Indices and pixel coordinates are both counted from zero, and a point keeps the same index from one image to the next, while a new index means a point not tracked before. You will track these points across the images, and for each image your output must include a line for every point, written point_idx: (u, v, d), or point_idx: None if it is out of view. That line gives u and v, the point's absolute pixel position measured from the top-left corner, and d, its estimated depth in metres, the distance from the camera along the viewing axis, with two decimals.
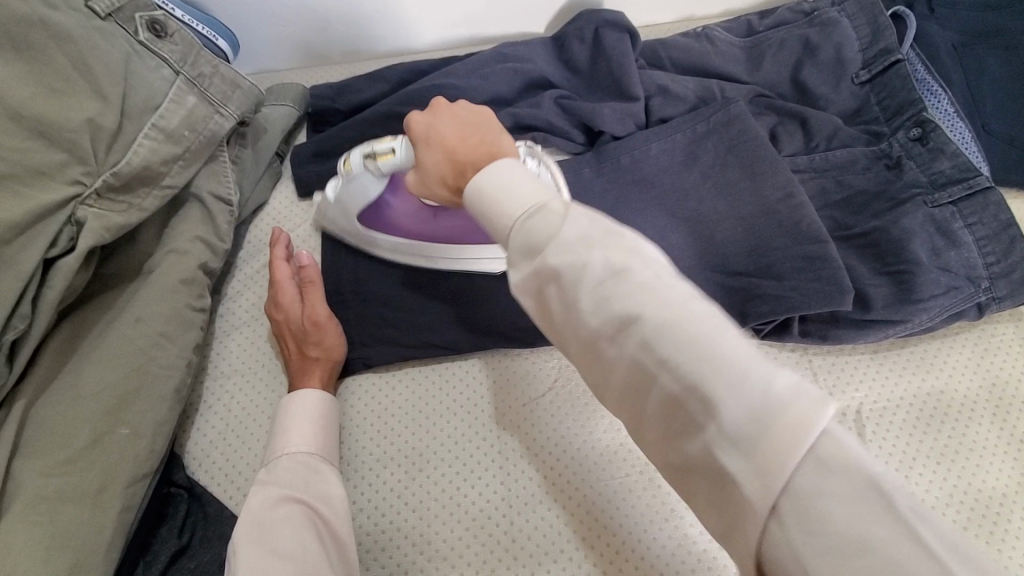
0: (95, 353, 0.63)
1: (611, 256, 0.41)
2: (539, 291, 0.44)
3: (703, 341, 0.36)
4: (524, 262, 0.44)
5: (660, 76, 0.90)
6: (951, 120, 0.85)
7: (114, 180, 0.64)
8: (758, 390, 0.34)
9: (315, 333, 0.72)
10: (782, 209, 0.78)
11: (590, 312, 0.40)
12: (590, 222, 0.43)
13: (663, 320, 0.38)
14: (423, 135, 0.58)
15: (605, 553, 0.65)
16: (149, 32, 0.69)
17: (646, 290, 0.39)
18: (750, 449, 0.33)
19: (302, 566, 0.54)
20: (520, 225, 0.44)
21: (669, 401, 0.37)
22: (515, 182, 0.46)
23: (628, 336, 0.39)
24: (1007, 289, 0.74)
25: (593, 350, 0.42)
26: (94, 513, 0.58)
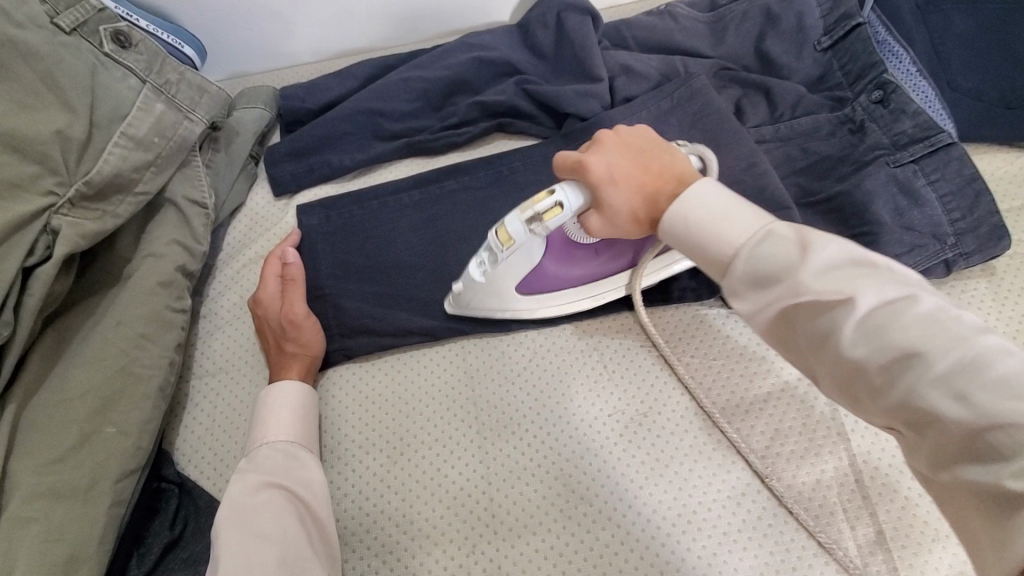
0: (80, 357, 0.65)
1: (885, 290, 0.40)
2: (780, 317, 0.43)
3: (1015, 380, 0.35)
4: (754, 291, 0.44)
5: (623, 55, 0.91)
6: (913, 79, 0.85)
7: (86, 189, 0.66)
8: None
9: (293, 331, 0.74)
10: (747, 178, 0.79)
11: (857, 341, 0.40)
12: (841, 248, 0.42)
13: (962, 359, 0.37)
14: (601, 174, 0.56)
15: (584, 523, 0.67)
16: (114, 43, 0.70)
17: (930, 325, 0.38)
18: None
19: (282, 549, 0.57)
20: (749, 254, 0.44)
21: (958, 434, 0.36)
22: (731, 213, 0.46)
23: (913, 369, 0.38)
24: (975, 244, 0.74)
25: (855, 376, 0.41)
26: (86, 508, 0.61)
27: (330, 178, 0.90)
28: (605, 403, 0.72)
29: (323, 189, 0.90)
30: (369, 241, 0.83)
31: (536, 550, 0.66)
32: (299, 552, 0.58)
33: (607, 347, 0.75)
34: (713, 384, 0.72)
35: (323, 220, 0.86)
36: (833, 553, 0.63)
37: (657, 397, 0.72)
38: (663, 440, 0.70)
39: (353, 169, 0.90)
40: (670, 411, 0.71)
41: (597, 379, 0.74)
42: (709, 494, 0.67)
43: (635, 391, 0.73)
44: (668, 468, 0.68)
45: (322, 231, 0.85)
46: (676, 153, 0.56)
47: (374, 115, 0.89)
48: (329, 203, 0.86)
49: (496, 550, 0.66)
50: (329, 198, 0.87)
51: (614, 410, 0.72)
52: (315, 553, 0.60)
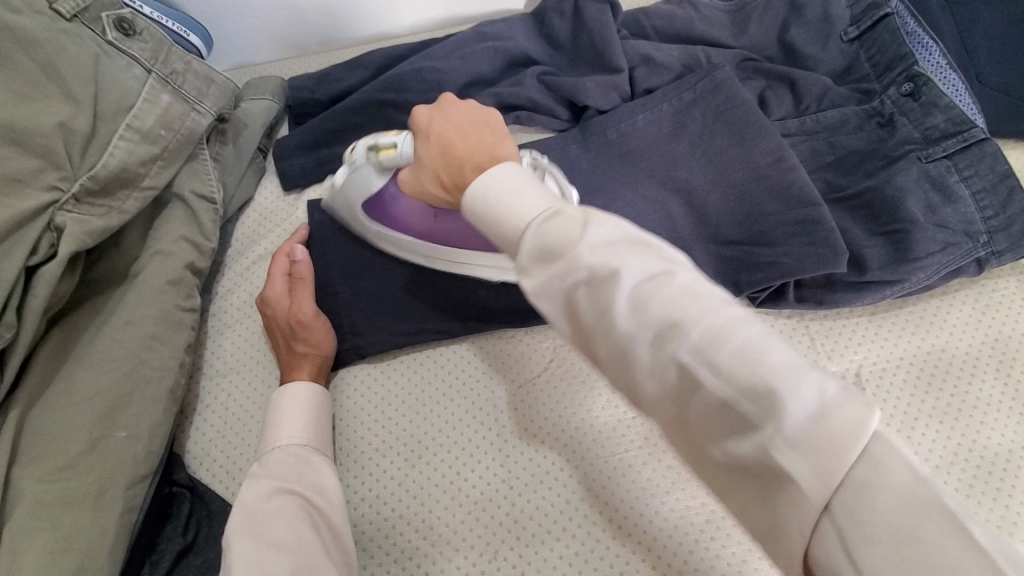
0: (86, 359, 0.63)
1: (648, 265, 0.41)
2: (565, 301, 0.43)
3: (750, 349, 0.36)
4: (540, 267, 0.43)
5: (643, 45, 0.88)
6: (944, 72, 0.82)
7: (91, 184, 0.63)
8: (789, 399, 0.34)
9: (303, 330, 0.72)
10: (773, 173, 0.77)
11: (627, 318, 0.40)
12: (615, 226, 0.43)
13: (709, 329, 0.37)
14: (423, 125, 0.59)
15: (610, 530, 0.65)
16: (117, 30, 0.67)
17: (688, 297, 0.39)
18: (808, 449, 0.33)
19: (299, 557, 0.55)
20: (534, 231, 0.43)
21: (708, 409, 0.37)
22: (523, 193, 0.46)
23: (674, 343, 0.38)
24: (1007, 242, 0.72)
25: (628, 358, 0.40)
26: (96, 516, 0.59)
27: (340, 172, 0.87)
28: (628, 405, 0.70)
29: (331, 183, 0.87)
30: None
31: (559, 557, 0.64)
32: (315, 560, 0.55)
33: None
34: None
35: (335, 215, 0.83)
36: None
37: None
38: None
39: None
40: None
41: None
42: None
43: None
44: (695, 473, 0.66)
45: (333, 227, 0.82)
46: (508, 137, 0.56)
47: (385, 106, 0.86)
48: None
49: (519, 556, 0.64)
50: None
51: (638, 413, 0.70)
52: (332, 562, 0.57)
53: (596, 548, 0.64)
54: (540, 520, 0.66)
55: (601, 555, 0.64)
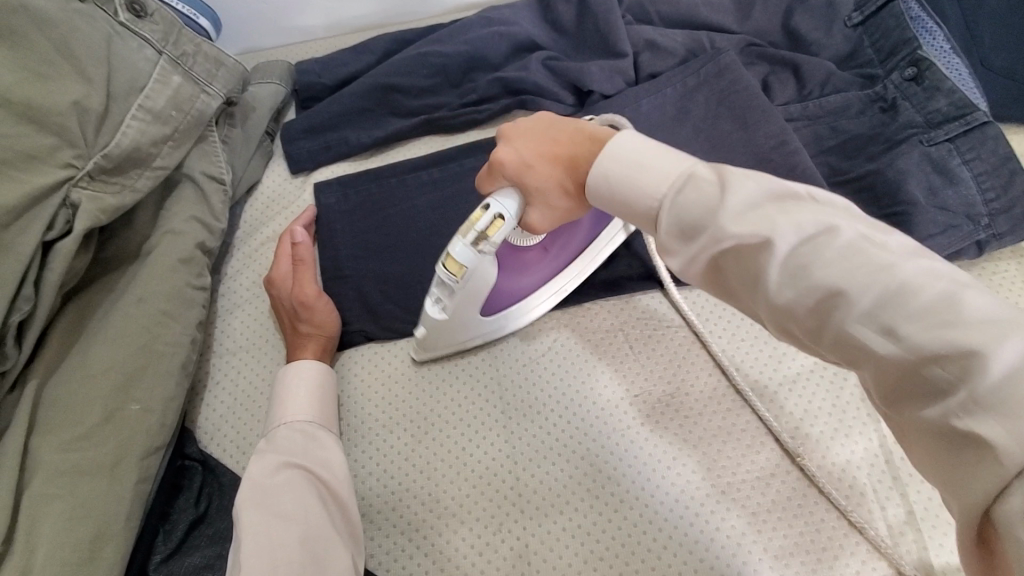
0: (101, 334, 0.64)
1: (804, 221, 0.38)
2: (711, 267, 0.43)
3: (938, 304, 0.33)
4: (684, 245, 0.43)
5: (648, 30, 0.89)
6: (947, 57, 0.82)
7: (105, 163, 0.64)
8: (985, 357, 0.31)
9: (307, 311, 0.73)
10: (776, 157, 0.77)
11: (782, 285, 0.38)
12: (760, 187, 0.41)
13: (879, 289, 0.35)
14: (517, 165, 0.54)
15: (614, 503, 0.66)
16: (129, 12, 0.69)
17: (853, 254, 0.37)
18: (1001, 407, 0.30)
19: (303, 528, 0.57)
20: (670, 206, 0.43)
21: (885, 371, 0.35)
22: (652, 164, 0.45)
23: (835, 306, 0.37)
24: (1008, 224, 0.73)
25: (783, 319, 0.40)
26: (112, 485, 0.60)
27: (347, 156, 0.88)
28: (631, 383, 0.72)
29: (337, 167, 0.88)
30: (390, 219, 0.82)
31: (564, 530, 0.65)
32: (320, 531, 0.58)
33: (632, 327, 0.75)
34: (741, 363, 0.72)
35: (342, 197, 0.84)
36: (864, 533, 0.62)
37: (685, 376, 0.71)
38: (691, 420, 0.69)
39: (370, 147, 0.88)
40: (698, 391, 0.71)
41: (622, 361, 0.73)
42: (738, 475, 0.66)
43: (662, 370, 0.72)
44: (696, 449, 0.68)
45: (339, 209, 0.83)
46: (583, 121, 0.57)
47: (392, 91, 0.87)
48: (347, 180, 0.85)
49: (525, 529, 0.66)
50: (347, 176, 0.86)
51: (640, 390, 0.71)
52: (337, 534, 0.59)
53: (604, 525, 0.65)
54: (543, 494, 0.67)
55: (610, 533, 0.65)
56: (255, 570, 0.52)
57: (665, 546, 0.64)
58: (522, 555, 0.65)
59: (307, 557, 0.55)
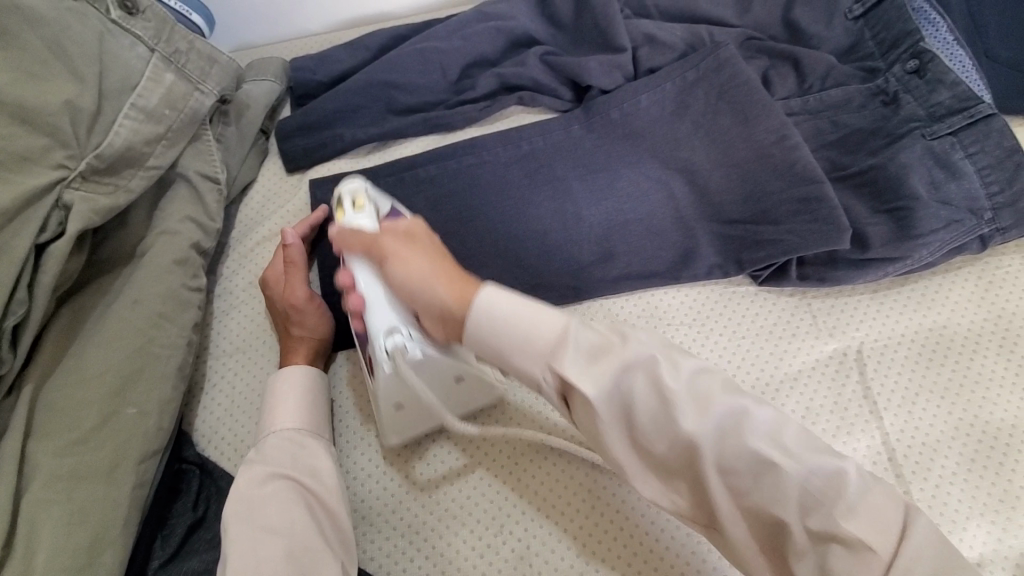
0: (96, 336, 0.63)
1: (694, 371, 0.50)
2: (623, 406, 0.49)
3: (799, 435, 0.48)
4: (600, 368, 0.50)
5: (646, 24, 0.88)
6: (950, 48, 0.81)
7: (97, 163, 0.63)
8: (844, 476, 0.46)
9: (297, 316, 0.72)
10: (777, 152, 0.77)
11: (692, 414, 0.47)
12: (653, 338, 0.52)
13: (757, 420, 0.48)
14: (422, 229, 0.61)
15: (613, 502, 0.66)
16: (120, 9, 0.67)
17: (734, 393, 0.49)
18: (877, 516, 0.45)
19: (289, 540, 0.56)
20: (568, 340, 0.51)
21: (780, 497, 0.45)
22: (529, 318, 0.52)
23: (738, 431, 0.47)
24: (1012, 219, 0.72)
25: (691, 451, 0.47)
26: (109, 489, 0.59)
27: (343, 153, 0.88)
28: None
29: (333, 164, 0.87)
30: None
31: (565, 531, 0.65)
32: (307, 542, 0.56)
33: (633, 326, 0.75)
34: (743, 361, 0.72)
35: None
36: None
37: None
38: None
39: (366, 144, 0.88)
40: None
41: None
42: None
43: None
44: None
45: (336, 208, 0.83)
46: (425, 278, 0.57)
47: (388, 88, 0.86)
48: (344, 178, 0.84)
49: (525, 530, 0.65)
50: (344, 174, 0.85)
51: None
52: (326, 545, 0.58)
53: (602, 524, 0.65)
54: (544, 496, 0.67)
55: (601, 539, 0.64)
56: None
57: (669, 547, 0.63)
58: (523, 556, 0.64)
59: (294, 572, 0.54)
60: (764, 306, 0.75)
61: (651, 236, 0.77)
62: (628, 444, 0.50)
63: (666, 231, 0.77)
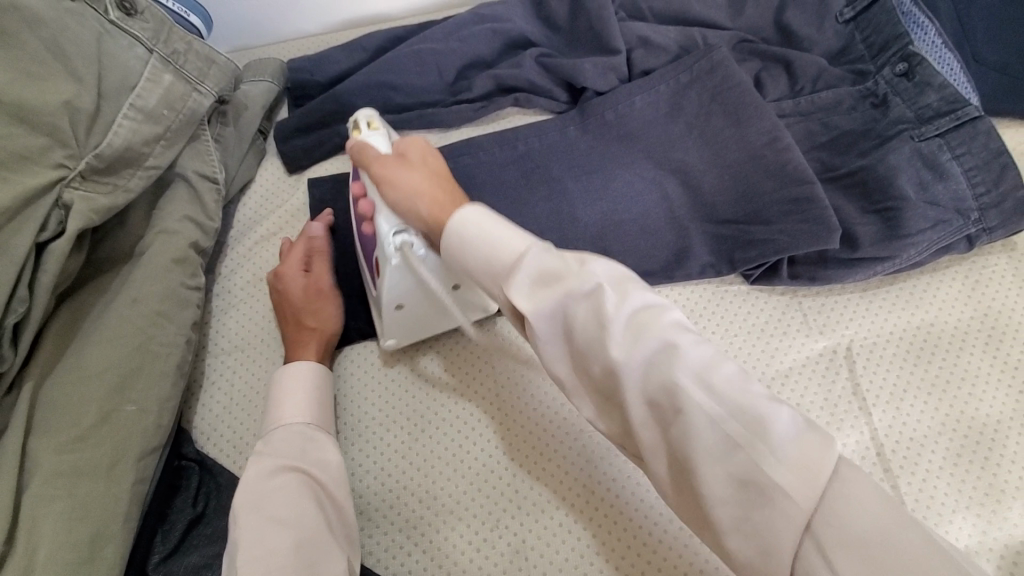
0: (95, 335, 0.64)
1: (642, 304, 0.47)
2: (560, 324, 0.48)
3: (737, 380, 0.44)
4: (541, 289, 0.48)
5: (640, 27, 0.89)
6: (939, 51, 0.83)
7: (97, 163, 0.64)
8: (766, 421, 0.42)
9: (319, 304, 0.75)
10: (769, 153, 0.78)
11: (624, 340, 0.45)
12: (611, 268, 0.48)
13: (698, 358, 0.44)
14: (421, 158, 0.63)
15: (608, 497, 0.67)
16: (119, 10, 0.68)
17: (679, 330, 0.46)
18: (795, 466, 0.40)
19: (299, 533, 0.56)
20: (519, 263, 0.49)
21: (695, 433, 0.42)
22: (498, 236, 0.52)
23: (667, 362, 0.44)
24: (998, 219, 0.73)
25: (614, 376, 0.45)
26: (109, 486, 0.60)
27: (340, 153, 0.88)
28: None
29: (332, 164, 0.88)
30: None
31: (560, 525, 0.66)
32: (316, 536, 0.57)
33: None
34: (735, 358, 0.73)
35: (336, 196, 0.84)
36: None
37: None
38: None
39: None
40: None
41: None
42: None
43: None
44: None
45: (333, 207, 0.83)
46: (415, 198, 0.59)
47: (386, 88, 0.87)
48: (342, 178, 0.85)
49: (521, 525, 0.66)
50: (342, 174, 0.86)
51: None
52: (334, 539, 0.59)
53: (596, 518, 0.66)
54: (540, 492, 0.68)
55: (595, 533, 0.65)
56: None
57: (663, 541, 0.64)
58: (519, 551, 0.65)
59: (301, 562, 0.54)
60: (756, 304, 0.76)
61: (646, 236, 0.78)
62: (567, 362, 0.49)
63: (660, 231, 0.78)
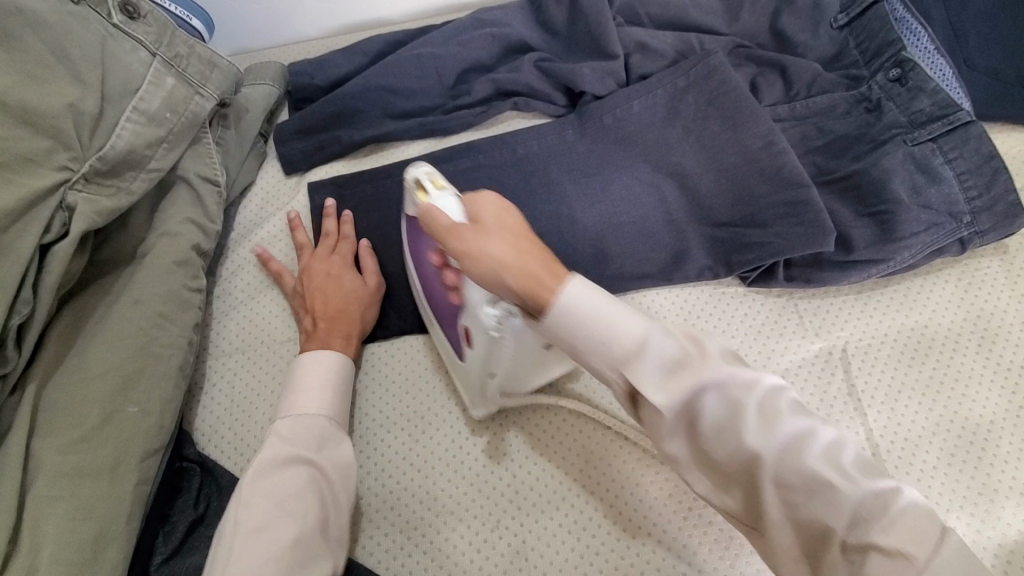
0: (98, 336, 0.64)
1: (764, 383, 0.46)
2: (686, 413, 0.47)
3: (860, 460, 0.44)
4: (667, 378, 0.47)
5: (638, 31, 0.90)
6: (931, 57, 0.84)
7: (100, 165, 0.64)
8: (896, 497, 0.42)
9: (364, 301, 0.75)
10: (764, 157, 0.79)
11: (757, 428, 0.44)
12: (724, 348, 0.48)
13: (825, 440, 0.44)
14: (496, 224, 0.55)
15: (606, 497, 0.67)
16: (122, 14, 0.68)
17: (801, 411, 0.45)
18: (922, 536, 0.40)
19: (299, 530, 0.56)
20: (642, 346, 0.48)
21: (834, 515, 0.42)
22: (617, 318, 0.49)
23: (801, 450, 0.43)
24: (990, 222, 0.75)
25: (748, 466, 0.44)
26: (112, 487, 0.60)
27: (341, 156, 0.89)
28: None
29: (335, 167, 0.89)
30: (384, 221, 0.83)
31: (560, 525, 0.67)
32: (312, 535, 0.56)
33: None
34: None
35: (337, 199, 0.85)
36: None
37: None
38: None
39: (364, 146, 0.89)
40: None
41: None
42: None
43: None
44: None
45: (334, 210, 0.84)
46: (507, 281, 0.52)
47: (386, 92, 0.88)
48: (343, 182, 0.85)
49: (521, 525, 0.67)
50: (343, 177, 0.86)
51: None
52: (326, 540, 0.58)
53: (595, 518, 0.67)
54: (539, 492, 0.68)
55: (595, 533, 0.66)
56: (238, 571, 0.52)
57: (662, 540, 0.65)
58: (520, 551, 0.66)
59: (294, 560, 0.54)
60: (752, 306, 0.77)
61: (644, 239, 0.79)
62: (689, 451, 0.48)
63: (658, 234, 0.79)
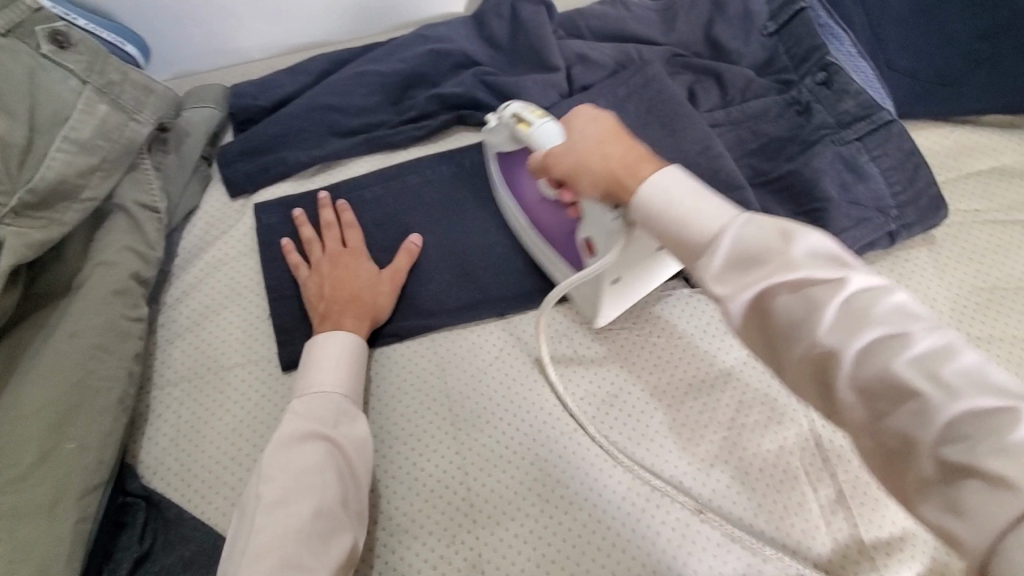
0: (34, 373, 0.63)
1: (861, 279, 0.40)
2: (756, 303, 0.43)
3: (979, 373, 0.36)
4: (733, 271, 0.44)
5: (578, 44, 0.92)
6: (855, 60, 0.87)
7: (30, 198, 0.63)
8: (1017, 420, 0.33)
9: (375, 288, 0.76)
10: (703, 161, 0.81)
11: (835, 323, 0.39)
12: (820, 241, 0.43)
13: (931, 343, 0.37)
14: (586, 133, 0.60)
15: (561, 504, 0.68)
16: (52, 43, 0.68)
17: (903, 314, 0.39)
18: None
19: (320, 502, 0.56)
20: (714, 235, 0.45)
21: (919, 416, 0.35)
22: (694, 206, 0.48)
23: (890, 345, 0.38)
24: (916, 215, 0.78)
25: (821, 360, 0.40)
26: (51, 528, 0.58)
27: (286, 176, 0.88)
28: (576, 387, 0.75)
29: (280, 187, 0.88)
30: None
31: (516, 536, 0.66)
32: (335, 508, 0.57)
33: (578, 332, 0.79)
34: (679, 361, 0.76)
35: (283, 220, 0.84)
36: (797, 512, 0.66)
37: (628, 376, 0.75)
38: (634, 417, 0.72)
39: (308, 166, 0.88)
40: (642, 388, 0.74)
41: (567, 368, 0.76)
42: (680, 468, 0.69)
43: (606, 374, 0.75)
44: (641, 446, 0.71)
45: (281, 231, 0.83)
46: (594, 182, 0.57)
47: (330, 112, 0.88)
48: (290, 202, 0.85)
49: (476, 539, 0.66)
50: (289, 197, 0.86)
51: (585, 394, 0.74)
52: (348, 512, 0.59)
53: (549, 526, 0.67)
54: (494, 503, 0.68)
55: (551, 541, 0.66)
56: (259, 546, 0.52)
57: (617, 544, 0.65)
58: (475, 564, 0.65)
59: (317, 532, 0.55)
60: (698, 307, 0.79)
61: None
62: (761, 345, 0.45)
63: None
